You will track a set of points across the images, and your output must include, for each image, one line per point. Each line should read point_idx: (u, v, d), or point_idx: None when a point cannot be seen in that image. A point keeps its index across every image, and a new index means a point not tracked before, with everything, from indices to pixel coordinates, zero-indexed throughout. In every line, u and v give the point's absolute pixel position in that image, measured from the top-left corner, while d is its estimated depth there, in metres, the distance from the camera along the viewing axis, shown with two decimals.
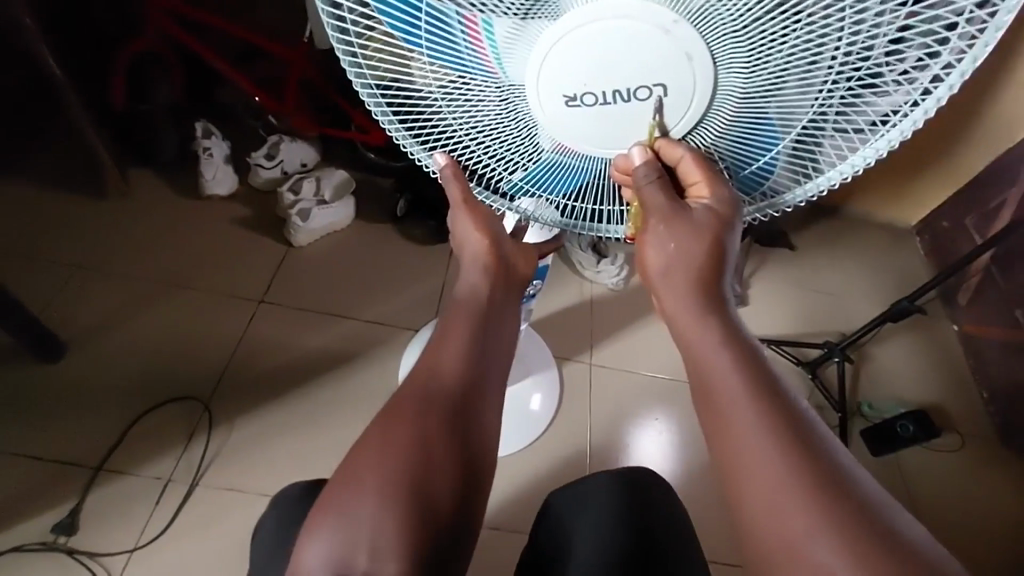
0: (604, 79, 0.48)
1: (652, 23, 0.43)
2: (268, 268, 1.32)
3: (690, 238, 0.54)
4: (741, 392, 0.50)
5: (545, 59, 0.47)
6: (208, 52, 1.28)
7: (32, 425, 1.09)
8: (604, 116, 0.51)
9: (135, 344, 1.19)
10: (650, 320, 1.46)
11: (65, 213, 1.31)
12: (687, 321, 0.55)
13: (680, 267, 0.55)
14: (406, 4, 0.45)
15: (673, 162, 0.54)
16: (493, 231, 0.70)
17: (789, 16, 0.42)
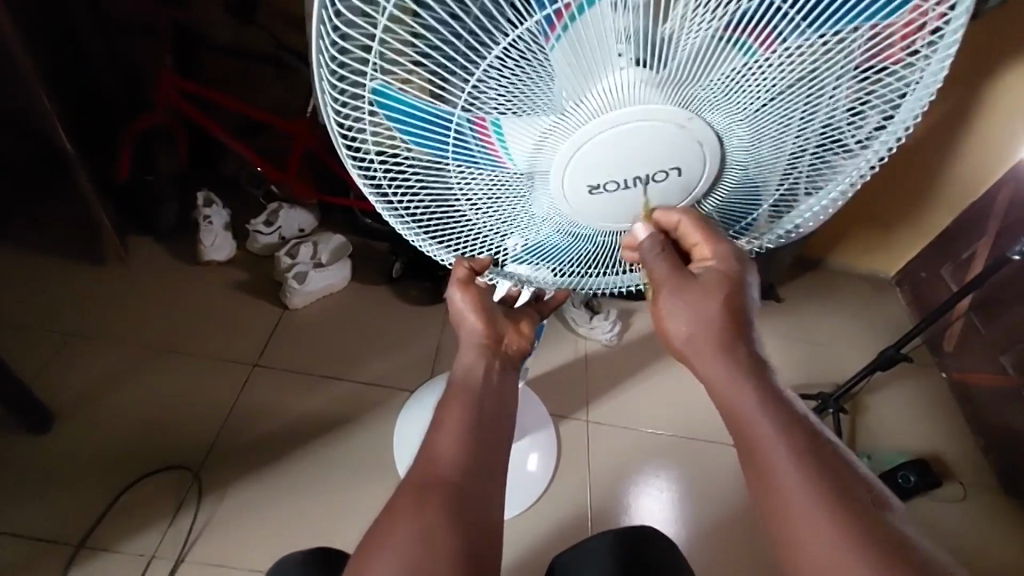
0: (623, 170, 0.53)
1: (671, 120, 0.49)
2: (264, 331, 1.33)
3: (702, 301, 0.56)
4: (780, 448, 0.52)
5: (573, 158, 0.51)
6: (215, 126, 1.35)
7: (11, 501, 1.04)
8: (622, 199, 0.56)
9: (126, 412, 1.17)
10: (644, 376, 1.46)
11: (62, 281, 1.31)
12: (722, 378, 0.55)
13: (702, 330, 0.56)
14: (420, 113, 0.48)
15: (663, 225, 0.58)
16: (488, 311, 0.73)
17: (773, 89, 0.48)
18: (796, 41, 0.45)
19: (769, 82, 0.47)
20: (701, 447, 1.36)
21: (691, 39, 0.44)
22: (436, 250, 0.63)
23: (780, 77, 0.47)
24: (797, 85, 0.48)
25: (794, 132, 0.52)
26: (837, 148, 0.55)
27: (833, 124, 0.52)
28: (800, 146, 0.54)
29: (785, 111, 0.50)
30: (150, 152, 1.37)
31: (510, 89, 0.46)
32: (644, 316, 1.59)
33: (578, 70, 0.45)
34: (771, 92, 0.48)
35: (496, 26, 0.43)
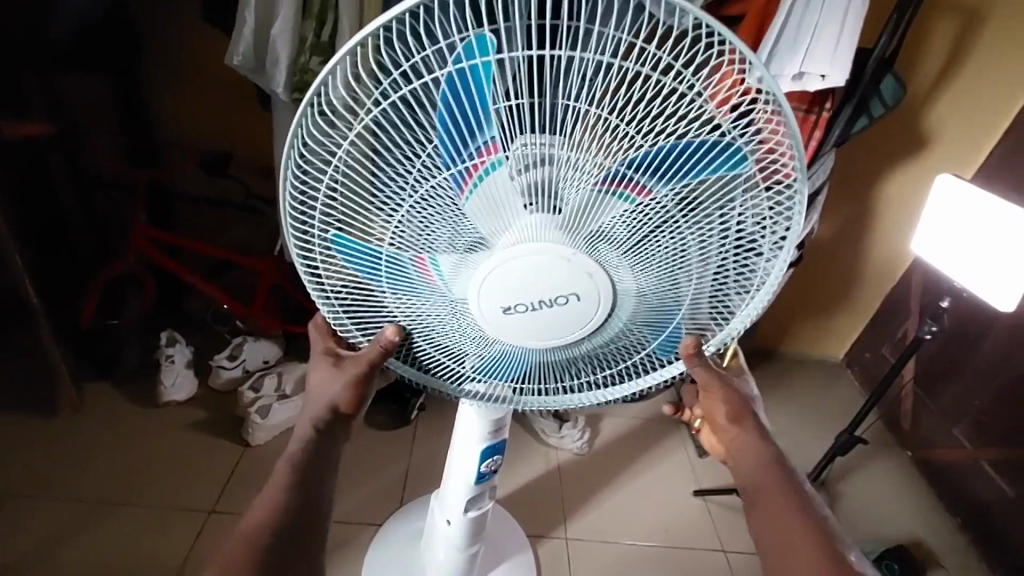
0: (529, 294, 0.57)
1: (557, 254, 0.54)
2: (222, 473, 1.27)
3: (734, 399, 0.69)
4: (775, 482, 0.67)
5: (482, 286, 0.56)
6: (185, 270, 1.41)
7: None
8: (537, 319, 0.59)
9: None
10: (622, 482, 1.46)
11: (7, 439, 1.25)
12: (737, 442, 0.70)
13: (738, 409, 0.70)
14: (369, 253, 0.57)
15: (719, 433, 0.72)
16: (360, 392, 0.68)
17: (659, 220, 0.53)
18: (667, 187, 0.51)
19: (656, 215, 0.53)
20: (688, 556, 1.32)
21: (576, 191, 0.51)
22: (394, 364, 0.67)
23: (663, 211, 0.53)
24: (678, 216, 0.53)
25: (697, 255, 0.56)
26: (745, 263, 0.59)
27: (732, 241, 0.56)
28: (709, 263, 0.57)
29: (676, 238, 0.55)
30: (116, 297, 1.42)
31: (446, 231, 0.54)
32: (612, 421, 1.61)
33: (491, 214, 0.52)
34: (657, 222, 0.53)
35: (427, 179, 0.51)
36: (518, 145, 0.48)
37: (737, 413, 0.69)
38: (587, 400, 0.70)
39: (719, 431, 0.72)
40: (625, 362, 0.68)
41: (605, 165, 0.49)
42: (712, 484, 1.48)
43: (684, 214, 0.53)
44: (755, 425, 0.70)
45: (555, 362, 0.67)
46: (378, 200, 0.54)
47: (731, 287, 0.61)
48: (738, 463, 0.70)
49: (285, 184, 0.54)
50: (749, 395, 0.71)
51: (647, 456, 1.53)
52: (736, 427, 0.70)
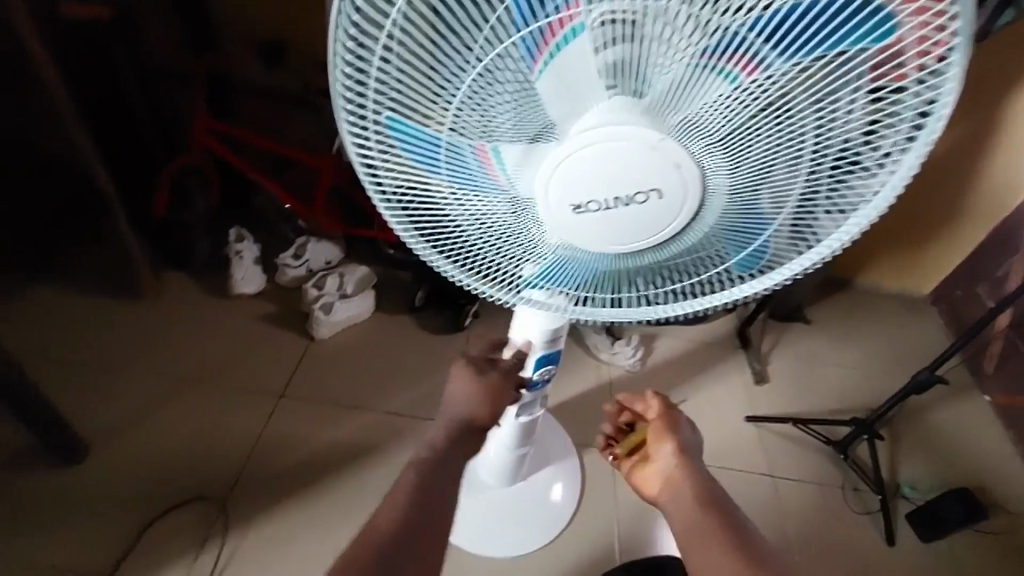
0: (605, 189, 0.51)
1: (643, 141, 0.47)
2: (289, 362, 1.36)
3: (678, 437, 0.80)
4: (702, 505, 0.71)
5: (550, 179, 0.51)
6: (246, 166, 1.42)
7: (45, 533, 1.07)
8: (610, 220, 0.54)
9: (155, 444, 1.19)
10: (672, 401, 1.45)
11: (100, 316, 1.37)
12: (675, 472, 0.77)
13: (682, 445, 0.79)
14: (429, 140, 0.50)
15: (660, 468, 0.79)
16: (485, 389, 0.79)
17: (760, 113, 0.45)
18: (781, 66, 0.42)
19: (757, 108, 0.45)
20: (730, 477, 1.33)
21: (667, 70, 0.43)
22: (455, 274, 0.63)
23: (766, 103, 0.44)
24: (786, 108, 0.45)
25: (793, 155, 0.48)
26: (857, 172, 0.50)
27: (846, 144, 0.48)
28: (813, 168, 0.49)
29: (777, 136, 0.47)
30: (185, 189, 1.43)
31: (511, 115, 0.48)
32: (667, 340, 1.57)
33: (563, 93, 0.46)
34: (758, 116, 0.45)
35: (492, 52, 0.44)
36: (606, 10, 0.41)
37: (684, 449, 0.79)
38: (647, 315, 0.65)
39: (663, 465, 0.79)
40: (700, 278, 0.63)
41: (715, 27, 0.41)
42: (766, 412, 1.45)
43: (793, 106, 0.45)
44: (695, 467, 0.77)
45: (619, 272, 0.63)
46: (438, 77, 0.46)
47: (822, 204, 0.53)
48: (676, 496, 0.74)
49: (333, 61, 0.46)
50: (694, 443, 0.81)
51: (701, 379, 1.50)
52: (681, 458, 0.78)
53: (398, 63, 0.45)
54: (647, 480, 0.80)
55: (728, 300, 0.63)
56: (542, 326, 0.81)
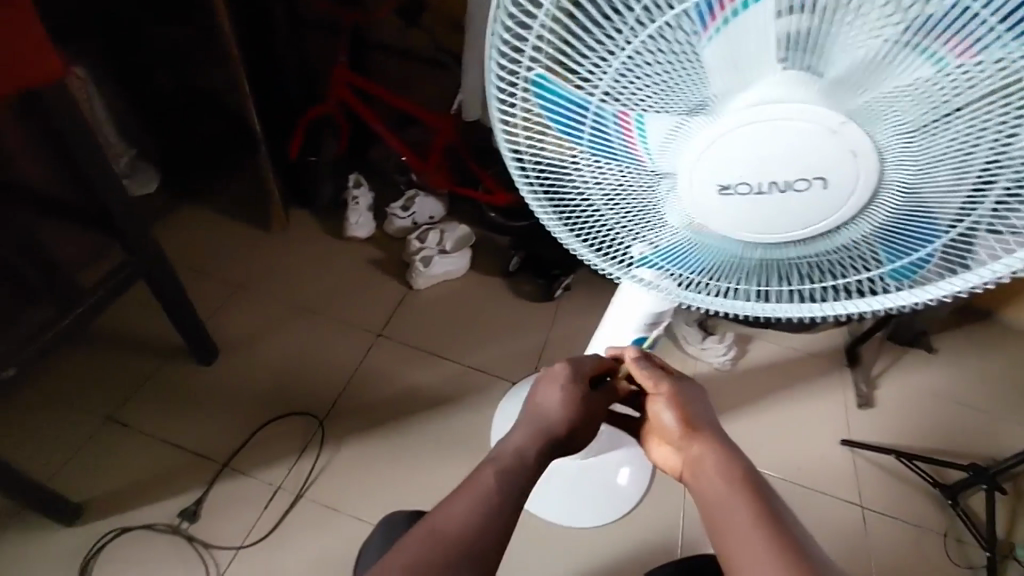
0: (759, 172, 0.48)
1: (812, 123, 0.44)
2: (390, 305, 1.45)
3: (678, 401, 0.75)
4: (719, 478, 0.65)
5: (698, 158, 0.48)
6: (373, 118, 1.49)
7: (173, 415, 1.20)
8: (757, 206, 0.51)
9: (270, 358, 1.32)
10: (760, 407, 1.37)
11: (234, 238, 1.52)
12: (686, 445, 0.72)
13: (685, 410, 0.74)
14: (573, 108, 0.50)
15: (671, 441, 0.74)
16: (573, 403, 0.75)
17: (953, 104, 0.41)
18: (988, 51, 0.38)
19: (950, 98, 0.41)
20: (813, 498, 1.25)
21: (853, 49, 0.40)
22: (570, 242, 0.64)
23: (961, 93, 0.40)
24: (985, 100, 0.40)
25: (972, 156, 0.44)
26: None
27: None
28: (1002, 173, 0.44)
29: (967, 131, 0.42)
30: (318, 134, 1.52)
31: (667, 85, 0.46)
32: (765, 344, 1.49)
33: (730, 64, 0.43)
34: (949, 107, 0.41)
35: (658, 16, 0.43)
36: None
37: (684, 412, 0.74)
38: (754, 310, 0.63)
39: (671, 438, 0.74)
40: (840, 282, 0.58)
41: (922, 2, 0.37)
42: (865, 438, 1.34)
43: (995, 99, 0.40)
44: (708, 431, 0.72)
45: (736, 260, 0.60)
46: (596, 39, 0.45)
47: (985, 218, 0.48)
48: (693, 471, 0.69)
49: (496, 15, 0.46)
50: (698, 402, 0.76)
51: (796, 390, 1.41)
52: (683, 426, 0.73)
53: (555, 25, 0.45)
54: (668, 456, 0.76)
55: (849, 310, 0.59)
56: (647, 309, 0.80)
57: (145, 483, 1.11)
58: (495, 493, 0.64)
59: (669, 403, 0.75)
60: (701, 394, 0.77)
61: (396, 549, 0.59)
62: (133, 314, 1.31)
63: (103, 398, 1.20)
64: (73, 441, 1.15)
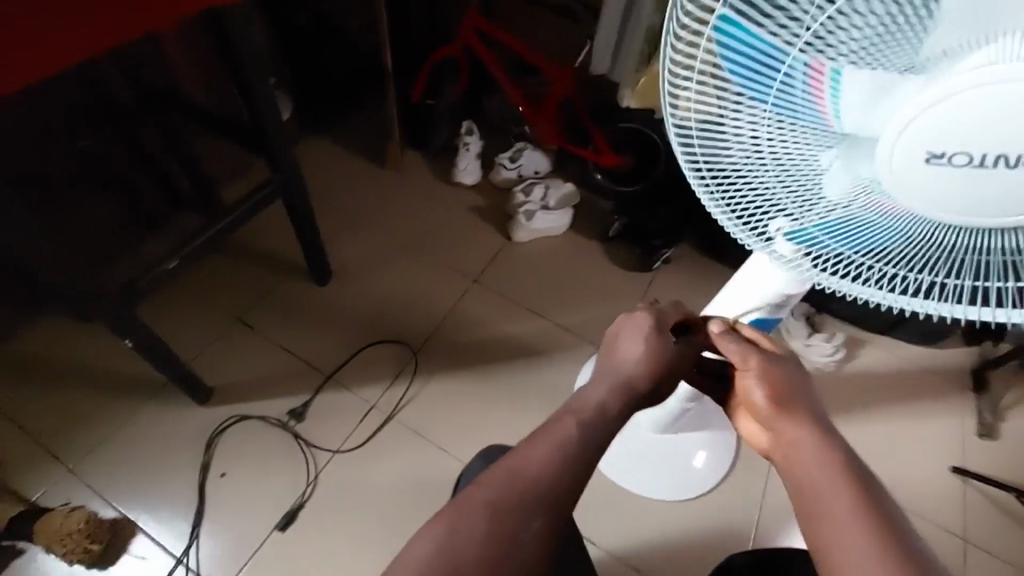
0: (986, 140, 0.43)
1: None
2: (488, 253, 1.48)
3: (770, 377, 0.67)
4: (821, 469, 0.57)
5: (911, 122, 0.44)
6: (496, 66, 1.49)
7: (287, 326, 1.32)
8: (967, 182, 0.46)
9: (374, 288, 1.40)
10: (861, 416, 1.29)
11: (351, 171, 1.60)
12: (777, 426, 0.64)
13: (779, 388, 0.66)
14: (758, 56, 0.48)
15: (759, 419, 0.67)
16: (654, 356, 0.71)
17: None
18: None
19: None
20: None
21: None
22: (711, 206, 0.61)
23: None
24: None
25: None
26: None
27: None
28: None
29: None
30: (439, 77, 1.55)
31: (879, 35, 0.43)
32: (877, 350, 1.37)
33: (963, 16, 0.40)
34: None
35: None
36: None
37: (776, 390, 0.66)
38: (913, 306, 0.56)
39: (762, 417, 0.67)
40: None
41: None
42: (978, 468, 1.23)
43: None
44: (805, 413, 0.64)
45: (898, 247, 0.55)
46: None
47: None
48: (784, 454, 0.62)
49: None
50: (794, 380, 0.67)
51: (903, 405, 1.30)
52: (776, 404, 0.65)
53: None
54: (755, 432, 0.69)
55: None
56: (775, 290, 0.76)
57: (258, 381, 1.24)
58: (574, 443, 0.60)
59: (762, 379, 0.67)
60: (800, 371, 0.69)
61: (476, 484, 0.58)
62: (260, 228, 1.42)
63: (231, 300, 1.33)
64: (205, 334, 1.29)
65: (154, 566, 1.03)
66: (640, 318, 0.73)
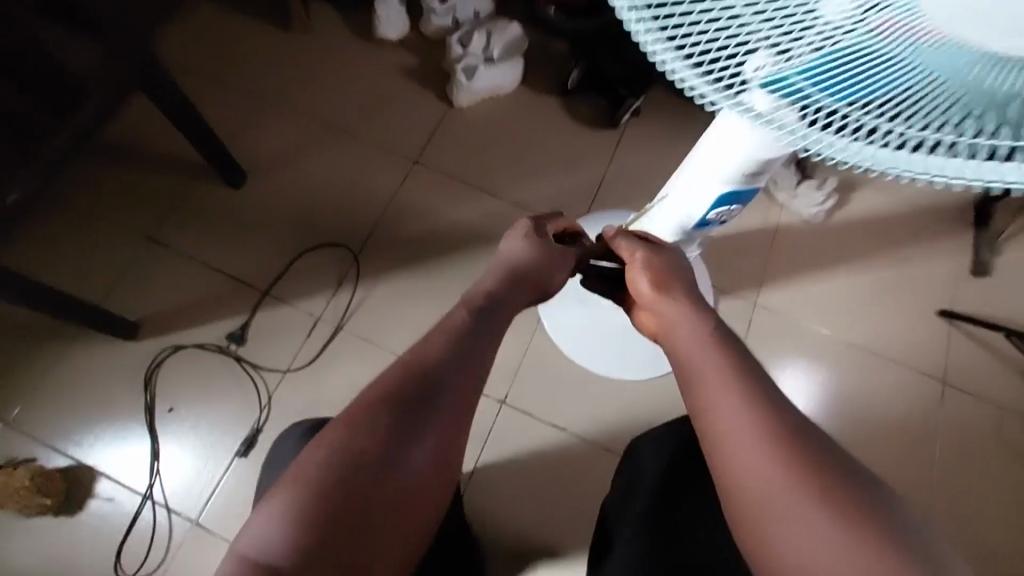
0: None
1: None
2: (426, 126, 1.26)
3: (653, 266, 0.69)
4: (707, 343, 0.59)
5: None
6: None
7: (207, 240, 1.16)
8: None
9: (300, 184, 1.21)
10: (847, 267, 1.19)
11: (246, 38, 1.30)
12: (664, 309, 0.65)
13: (661, 275, 0.69)
14: None
15: (648, 308, 0.68)
16: (540, 246, 0.73)
17: None
18: None
19: None
20: (885, 369, 1.14)
21: None
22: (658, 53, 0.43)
23: None
24: None
25: None
26: None
27: None
28: None
29: None
30: None
31: None
32: (871, 191, 1.24)
33: None
34: None
35: None
36: None
37: (659, 278, 0.68)
38: (921, 169, 0.40)
39: (649, 307, 0.68)
40: None
41: None
42: (966, 309, 1.17)
43: None
44: (684, 293, 0.66)
45: (917, 91, 0.37)
46: None
47: None
48: (672, 337, 0.63)
49: None
50: (676, 268, 0.70)
51: (895, 249, 1.20)
52: (658, 288, 0.67)
53: None
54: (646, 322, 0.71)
55: None
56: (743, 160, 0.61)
57: (188, 306, 1.12)
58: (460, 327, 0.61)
59: (645, 268, 0.69)
60: (682, 259, 0.72)
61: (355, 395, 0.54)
62: (156, 129, 1.21)
63: (137, 218, 1.16)
64: (117, 260, 1.14)
65: (121, 508, 1.00)
66: (525, 222, 0.76)
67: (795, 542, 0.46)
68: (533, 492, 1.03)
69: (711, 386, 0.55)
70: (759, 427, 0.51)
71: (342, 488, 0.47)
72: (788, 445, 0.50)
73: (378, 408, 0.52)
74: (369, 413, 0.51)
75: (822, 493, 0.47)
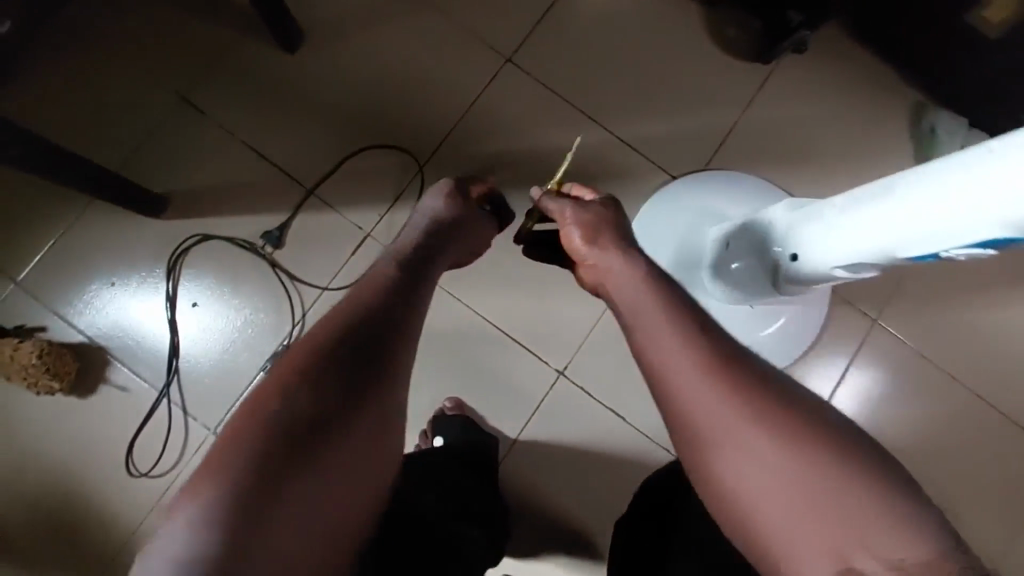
0: None
1: None
2: (528, 16, 1.00)
3: (585, 221, 0.66)
4: (675, 344, 0.52)
5: None
6: None
7: (247, 114, 0.97)
8: None
9: (363, 62, 0.98)
10: (993, 299, 0.99)
11: None
12: (606, 267, 0.62)
13: (592, 228, 0.66)
14: None
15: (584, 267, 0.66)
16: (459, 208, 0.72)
17: None
18: None
19: None
20: (1001, 424, 0.98)
21: None
22: None
23: None
24: None
25: None
26: None
27: None
28: None
29: None
30: None
31: None
32: None
33: None
34: None
35: None
36: None
37: (591, 232, 0.65)
38: None
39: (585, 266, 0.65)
40: None
41: None
42: None
43: None
44: (616, 240, 0.64)
45: None
46: None
47: None
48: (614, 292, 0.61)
49: None
50: (608, 216, 0.67)
51: None
52: (590, 240, 0.65)
53: None
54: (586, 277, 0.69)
55: None
56: None
57: (219, 190, 0.96)
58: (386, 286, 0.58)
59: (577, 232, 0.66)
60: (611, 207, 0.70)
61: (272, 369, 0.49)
62: None
63: (170, 69, 0.96)
64: (144, 119, 0.96)
65: (135, 402, 0.92)
66: (438, 184, 0.75)
67: (732, 469, 0.47)
68: (574, 475, 0.93)
69: (692, 408, 0.49)
70: (754, 455, 0.46)
71: (290, 457, 0.44)
72: (758, 409, 0.47)
73: (314, 365, 0.48)
74: (308, 376, 0.48)
75: (835, 515, 0.43)
